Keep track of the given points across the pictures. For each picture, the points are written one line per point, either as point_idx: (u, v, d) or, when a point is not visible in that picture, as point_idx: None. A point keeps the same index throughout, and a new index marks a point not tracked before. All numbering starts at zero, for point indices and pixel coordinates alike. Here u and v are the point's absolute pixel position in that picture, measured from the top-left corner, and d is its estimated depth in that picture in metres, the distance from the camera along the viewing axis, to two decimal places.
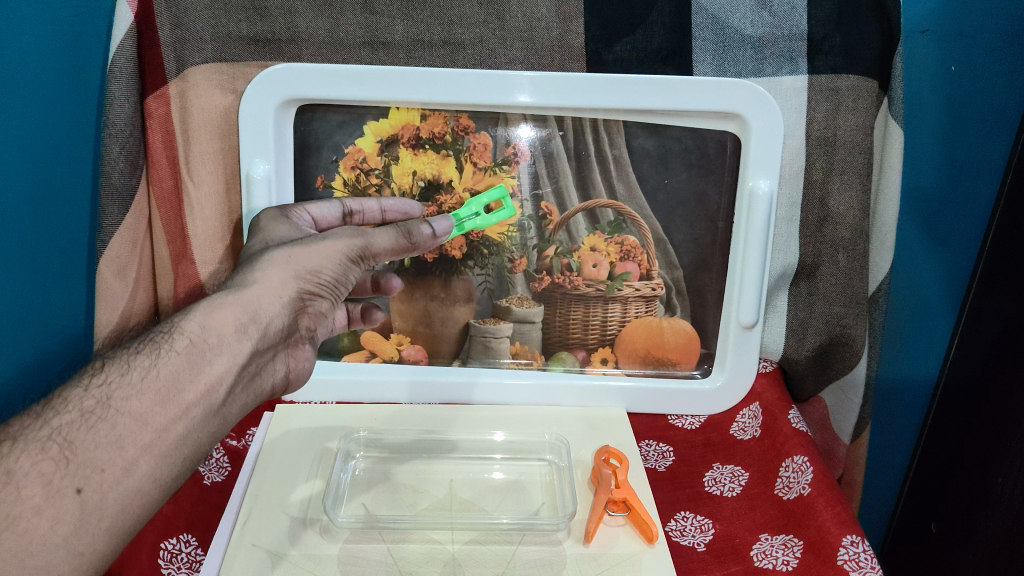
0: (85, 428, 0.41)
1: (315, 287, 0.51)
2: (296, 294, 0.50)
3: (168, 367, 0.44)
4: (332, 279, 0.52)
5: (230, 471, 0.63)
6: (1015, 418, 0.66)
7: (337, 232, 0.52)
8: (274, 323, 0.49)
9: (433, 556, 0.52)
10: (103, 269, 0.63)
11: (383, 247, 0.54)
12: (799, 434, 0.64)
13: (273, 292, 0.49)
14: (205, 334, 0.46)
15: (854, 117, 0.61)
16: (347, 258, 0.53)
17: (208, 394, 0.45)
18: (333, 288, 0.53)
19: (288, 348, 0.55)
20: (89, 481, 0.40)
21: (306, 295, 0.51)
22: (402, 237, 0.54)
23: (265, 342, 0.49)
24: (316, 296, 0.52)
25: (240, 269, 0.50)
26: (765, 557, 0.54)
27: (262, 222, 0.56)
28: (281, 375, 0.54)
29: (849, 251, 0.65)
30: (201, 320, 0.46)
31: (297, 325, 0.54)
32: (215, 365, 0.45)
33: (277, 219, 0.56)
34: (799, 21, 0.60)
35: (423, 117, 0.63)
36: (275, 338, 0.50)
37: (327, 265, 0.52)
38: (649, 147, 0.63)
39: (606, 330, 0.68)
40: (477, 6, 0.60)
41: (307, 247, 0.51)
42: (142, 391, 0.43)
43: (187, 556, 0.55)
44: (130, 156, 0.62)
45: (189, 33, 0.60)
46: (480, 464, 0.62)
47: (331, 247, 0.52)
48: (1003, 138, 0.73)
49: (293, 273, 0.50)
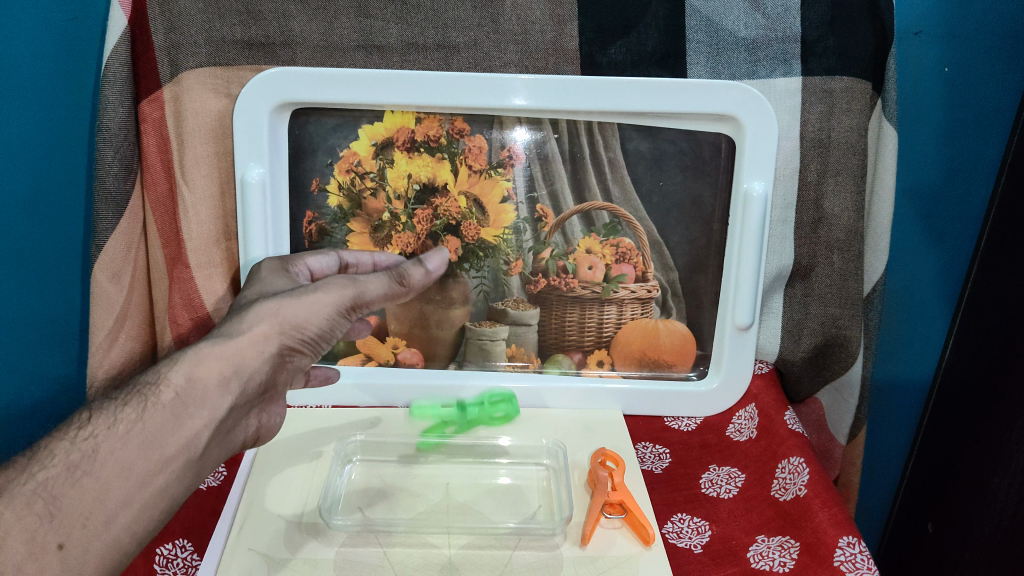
0: (69, 481, 0.42)
1: (297, 342, 0.53)
2: (278, 350, 0.52)
3: (152, 420, 0.45)
4: (319, 331, 0.54)
5: (228, 475, 0.62)
6: (1011, 417, 0.66)
7: (329, 283, 0.55)
8: (255, 378, 0.51)
9: (431, 560, 0.52)
10: (98, 275, 0.63)
11: (376, 293, 0.56)
12: (794, 435, 0.63)
13: (258, 348, 0.50)
14: (189, 386, 0.47)
15: (848, 118, 0.62)
16: (334, 312, 0.54)
17: (187, 446, 0.46)
18: (316, 342, 0.54)
19: (264, 403, 0.55)
20: (71, 537, 0.42)
21: (288, 351, 0.53)
22: (394, 283, 0.57)
23: (244, 397, 0.50)
24: (297, 352, 0.54)
25: (230, 319, 0.51)
26: (763, 559, 0.54)
27: (262, 273, 0.58)
28: (252, 431, 0.54)
29: (843, 252, 0.65)
30: (187, 372, 0.47)
31: (275, 380, 0.54)
32: (197, 420, 0.47)
33: (276, 271, 0.59)
34: (792, 23, 0.60)
35: (418, 120, 0.63)
36: (254, 393, 0.51)
37: (313, 321, 0.53)
38: (644, 149, 0.63)
39: (603, 332, 0.68)
40: (471, 10, 0.60)
41: (296, 300, 0.53)
42: (127, 442, 0.44)
43: (183, 561, 0.54)
44: (124, 160, 0.62)
45: (183, 38, 0.60)
46: (477, 468, 0.62)
47: (322, 298, 0.54)
48: (998, 138, 0.73)
49: (280, 327, 0.51)
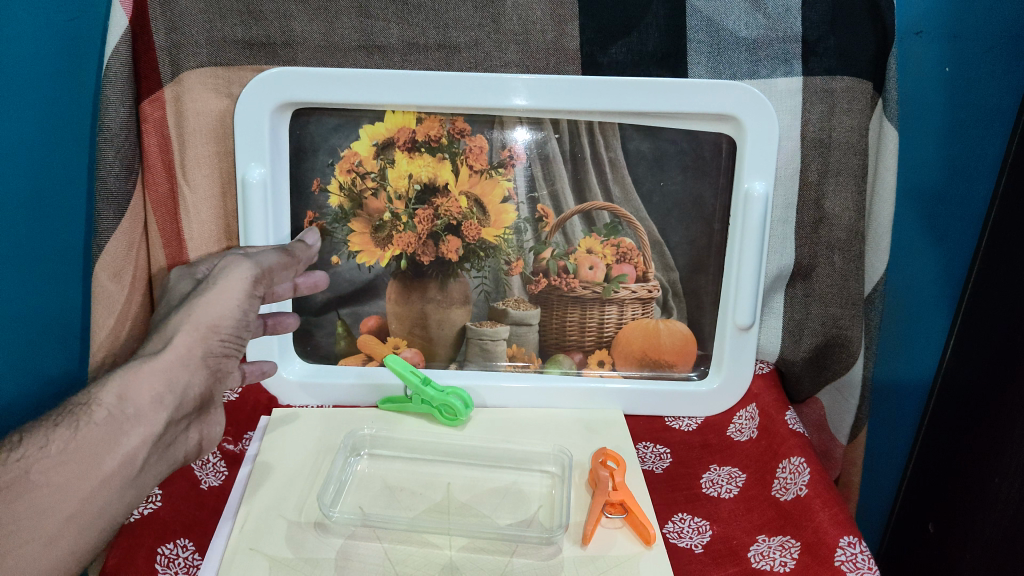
0: (5, 500, 0.45)
1: (220, 342, 0.53)
2: (203, 356, 0.52)
3: (87, 437, 0.47)
4: (240, 320, 0.54)
5: (228, 475, 0.61)
6: (1012, 416, 0.66)
7: (228, 268, 0.54)
8: (191, 390, 0.52)
9: (431, 560, 0.52)
10: (99, 274, 0.63)
11: (274, 264, 0.57)
12: (795, 434, 0.63)
13: (183, 360, 0.51)
14: (123, 405, 0.48)
15: (848, 118, 0.62)
16: (248, 294, 0.54)
17: (125, 464, 0.48)
18: (238, 337, 0.54)
19: (200, 416, 0.55)
20: (10, 553, 0.45)
21: (213, 355, 0.53)
22: (286, 254, 0.58)
23: (180, 412, 0.51)
24: (224, 353, 0.54)
25: (151, 338, 0.52)
26: (763, 559, 0.54)
27: (171, 283, 0.60)
28: (193, 443, 0.55)
29: (844, 252, 0.65)
30: (118, 392, 0.48)
31: (208, 392, 0.54)
32: (131, 437, 0.48)
33: (183, 276, 0.60)
34: (793, 23, 0.60)
35: (418, 120, 0.63)
36: (190, 406, 0.52)
37: (228, 317, 0.53)
38: (645, 149, 0.63)
39: (603, 332, 0.68)
40: (472, 10, 0.60)
41: (205, 300, 0.52)
42: (61, 463, 0.46)
43: (184, 561, 0.53)
44: (125, 160, 0.62)
45: (184, 38, 0.60)
46: (478, 468, 0.61)
47: (230, 283, 0.53)
48: (999, 138, 0.73)
49: (199, 333, 0.52)
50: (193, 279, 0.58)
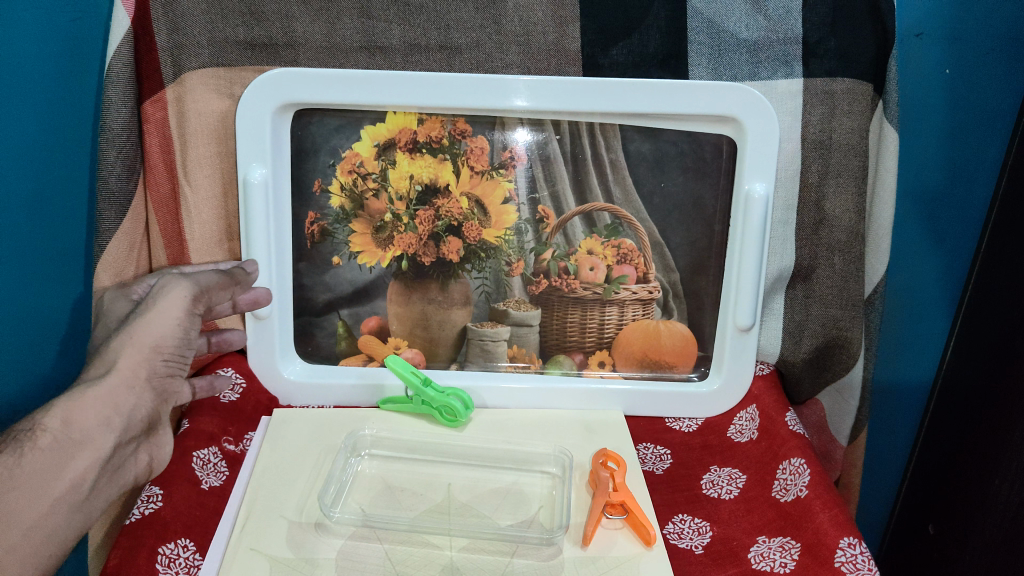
0: None
1: (164, 361, 0.52)
2: (149, 375, 0.52)
3: (34, 463, 0.46)
4: (182, 339, 0.53)
5: (228, 475, 0.61)
6: (1012, 418, 0.66)
7: (166, 290, 0.54)
8: (139, 411, 0.51)
9: (432, 560, 0.52)
10: (100, 274, 0.64)
11: (213, 284, 0.57)
12: (795, 436, 0.63)
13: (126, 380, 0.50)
14: (69, 430, 0.48)
15: (848, 120, 0.62)
16: (187, 312, 0.54)
17: (74, 487, 0.48)
18: (183, 355, 0.54)
19: (151, 438, 0.54)
20: None
21: (160, 372, 0.52)
22: (224, 277, 0.58)
23: (128, 434, 0.51)
24: (170, 371, 0.53)
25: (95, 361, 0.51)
26: (764, 560, 0.54)
27: (104, 305, 0.62)
28: (143, 466, 0.54)
29: (844, 254, 0.65)
30: (63, 416, 0.48)
31: (156, 412, 0.53)
32: (78, 460, 0.48)
33: (116, 296, 0.62)
34: (793, 24, 0.60)
35: (420, 121, 0.63)
36: (139, 427, 0.52)
37: (170, 335, 0.52)
38: (646, 150, 0.63)
39: (604, 333, 0.68)
40: (474, 11, 0.60)
41: (145, 319, 0.52)
42: (8, 489, 0.46)
43: (185, 561, 0.53)
44: (127, 160, 0.62)
45: (186, 39, 0.60)
46: (478, 469, 0.61)
47: (167, 303, 0.53)
48: (999, 140, 0.73)
49: (142, 352, 0.51)
50: (130, 300, 0.61)
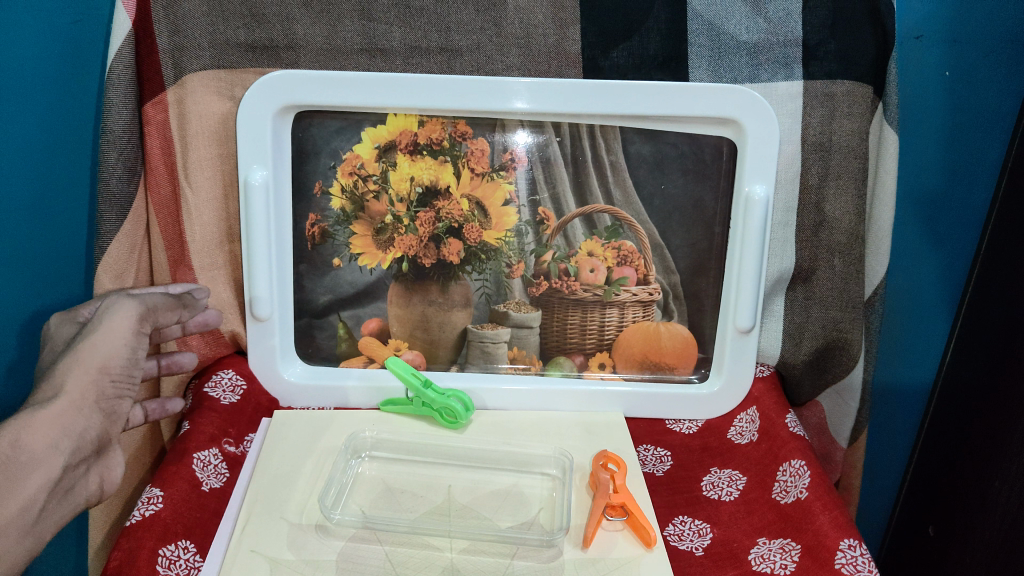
0: None
1: (112, 383, 0.52)
2: (97, 398, 0.51)
3: None
4: (130, 359, 0.53)
5: (229, 477, 0.61)
6: (1012, 420, 0.66)
7: (114, 308, 0.54)
8: (88, 432, 0.50)
9: (432, 562, 0.52)
10: (101, 276, 0.64)
11: (160, 307, 0.57)
12: (795, 437, 0.63)
13: (76, 405, 0.49)
14: (17, 452, 0.46)
15: (848, 123, 0.62)
16: (135, 333, 0.54)
17: (24, 510, 0.46)
18: (131, 376, 0.54)
19: (102, 458, 0.52)
20: None
21: (108, 394, 0.52)
22: (172, 299, 0.59)
23: (78, 455, 0.50)
24: (120, 392, 0.53)
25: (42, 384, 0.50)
26: (764, 561, 0.54)
27: (50, 328, 0.57)
28: (95, 487, 0.52)
29: (844, 256, 0.65)
30: (11, 439, 0.46)
31: (106, 433, 0.52)
32: (28, 482, 0.46)
33: (65, 318, 0.58)
34: (793, 27, 0.60)
35: (420, 123, 0.63)
36: (88, 449, 0.51)
37: (119, 356, 0.53)
38: (646, 152, 0.63)
39: (604, 334, 0.68)
40: (474, 13, 0.60)
41: (93, 339, 0.52)
42: None
43: (186, 563, 0.53)
44: (128, 162, 0.63)
45: (187, 41, 0.60)
46: (478, 471, 0.61)
47: (116, 324, 0.53)
48: (999, 142, 0.73)
49: (91, 375, 0.51)
50: (76, 322, 0.57)
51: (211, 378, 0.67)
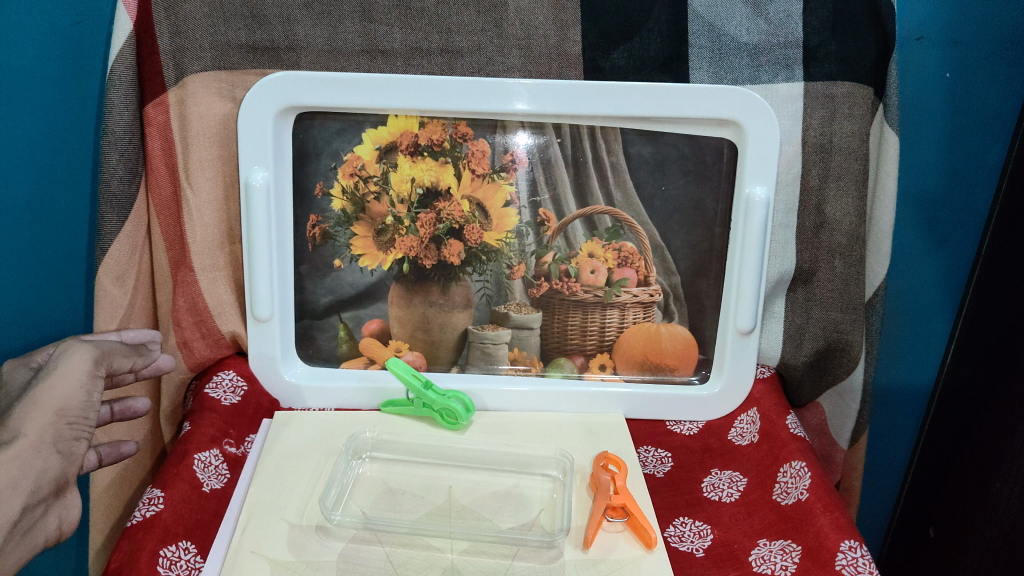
0: None
1: (69, 425, 0.51)
2: (55, 440, 0.50)
3: None
4: (87, 402, 0.52)
5: (229, 478, 0.61)
6: (1013, 421, 0.66)
7: (68, 352, 0.54)
8: (46, 475, 0.49)
9: (433, 562, 0.52)
10: (101, 277, 0.64)
11: (116, 354, 0.57)
12: (796, 438, 0.63)
13: (33, 448, 0.48)
14: None
15: (849, 124, 0.62)
16: (91, 376, 0.53)
17: None
18: (89, 417, 0.53)
19: (60, 498, 0.51)
20: None
21: (66, 436, 0.51)
22: (128, 348, 0.59)
23: (37, 496, 0.49)
24: (78, 434, 0.52)
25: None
26: (764, 563, 0.54)
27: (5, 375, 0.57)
28: (55, 528, 0.51)
29: (845, 257, 0.65)
30: None
31: (65, 475, 0.51)
32: None
33: (19, 365, 0.58)
34: (794, 28, 0.60)
35: (421, 124, 0.63)
36: (47, 489, 0.49)
37: (75, 398, 0.52)
38: (647, 154, 0.63)
39: (605, 336, 0.68)
40: (475, 15, 0.60)
41: (48, 382, 0.51)
42: None
43: (187, 563, 0.53)
44: (129, 164, 0.63)
45: (188, 42, 0.60)
46: (479, 472, 0.61)
47: (71, 366, 0.53)
48: (1000, 144, 0.73)
49: (47, 418, 0.50)
50: (31, 368, 0.57)
51: (211, 380, 0.67)
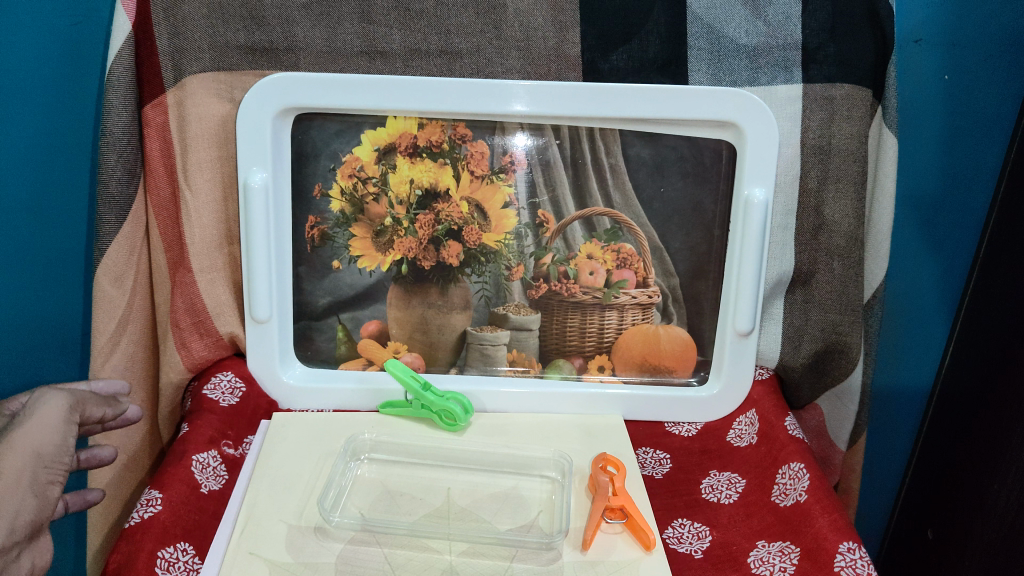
0: None
1: (47, 467, 0.51)
2: (32, 481, 0.50)
3: None
4: (63, 446, 0.52)
5: (228, 479, 0.61)
6: (1011, 423, 0.66)
7: (44, 398, 0.54)
8: (21, 516, 0.48)
9: (432, 563, 0.52)
10: (100, 278, 0.64)
11: (92, 403, 0.57)
12: (794, 440, 0.63)
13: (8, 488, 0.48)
14: None
15: (848, 126, 0.62)
16: (66, 421, 0.54)
17: None
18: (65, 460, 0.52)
19: (33, 542, 0.50)
20: None
21: (43, 479, 0.50)
22: (101, 398, 0.59)
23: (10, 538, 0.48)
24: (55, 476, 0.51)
25: None
26: (763, 565, 0.54)
27: None
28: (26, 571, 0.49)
29: (843, 259, 0.65)
30: None
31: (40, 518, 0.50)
32: None
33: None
34: (793, 30, 0.61)
35: (420, 125, 0.63)
36: (22, 531, 0.48)
37: (51, 441, 0.52)
38: (646, 155, 0.63)
39: (603, 337, 0.68)
40: (474, 16, 0.60)
41: (24, 425, 0.51)
42: None
43: (185, 565, 0.53)
44: (127, 165, 0.63)
45: (187, 43, 0.60)
46: (477, 474, 0.61)
47: (48, 411, 0.53)
48: (998, 145, 0.74)
49: (25, 459, 0.50)
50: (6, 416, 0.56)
51: (210, 381, 0.67)
